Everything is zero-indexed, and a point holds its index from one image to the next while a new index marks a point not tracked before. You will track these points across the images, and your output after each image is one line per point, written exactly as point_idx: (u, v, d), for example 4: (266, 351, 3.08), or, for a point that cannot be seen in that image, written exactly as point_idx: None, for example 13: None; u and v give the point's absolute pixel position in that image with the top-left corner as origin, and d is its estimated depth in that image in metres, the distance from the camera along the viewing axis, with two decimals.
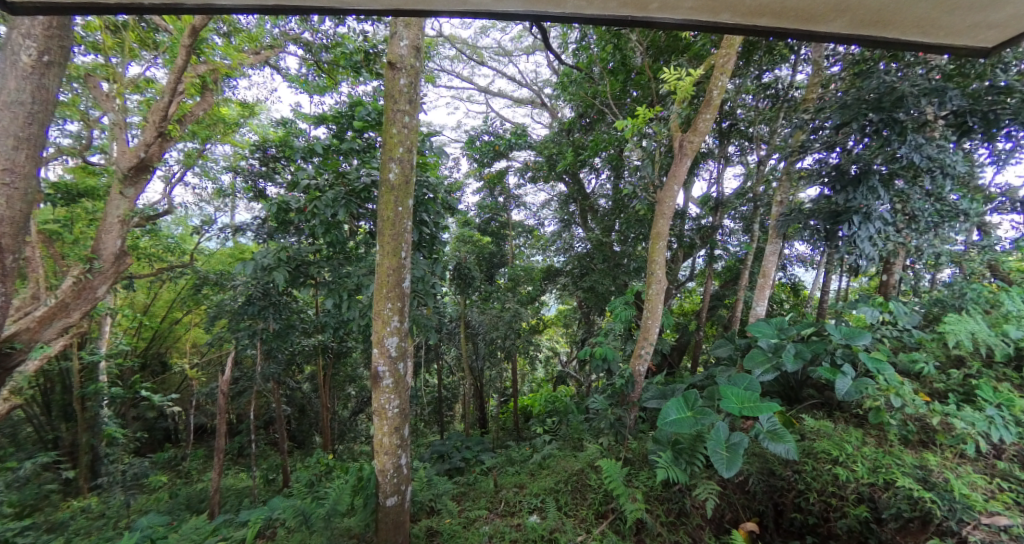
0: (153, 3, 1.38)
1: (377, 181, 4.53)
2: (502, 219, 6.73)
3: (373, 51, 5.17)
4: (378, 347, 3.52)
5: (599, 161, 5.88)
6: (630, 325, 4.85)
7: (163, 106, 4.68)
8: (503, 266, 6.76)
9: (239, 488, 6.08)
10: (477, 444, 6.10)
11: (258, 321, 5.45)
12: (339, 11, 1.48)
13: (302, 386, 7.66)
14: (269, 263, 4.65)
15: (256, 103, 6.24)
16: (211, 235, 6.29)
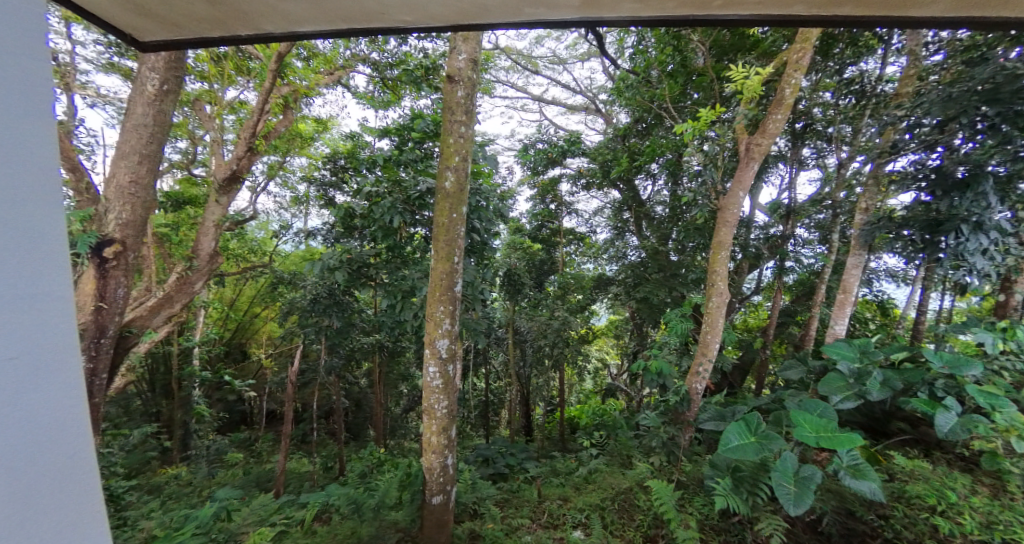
0: (249, 34, 1.55)
1: (433, 190, 4.59)
2: (553, 226, 6.63)
3: (436, 67, 5.29)
4: (431, 348, 3.51)
5: (656, 167, 5.65)
6: (686, 340, 4.55)
7: (253, 124, 4.96)
8: (553, 274, 6.65)
9: (296, 472, 6.33)
10: (521, 452, 6.02)
11: (323, 319, 5.70)
12: (401, 30, 1.51)
13: (358, 382, 8.00)
14: (333, 264, 4.80)
15: (329, 119, 6.51)
16: (287, 238, 6.69)
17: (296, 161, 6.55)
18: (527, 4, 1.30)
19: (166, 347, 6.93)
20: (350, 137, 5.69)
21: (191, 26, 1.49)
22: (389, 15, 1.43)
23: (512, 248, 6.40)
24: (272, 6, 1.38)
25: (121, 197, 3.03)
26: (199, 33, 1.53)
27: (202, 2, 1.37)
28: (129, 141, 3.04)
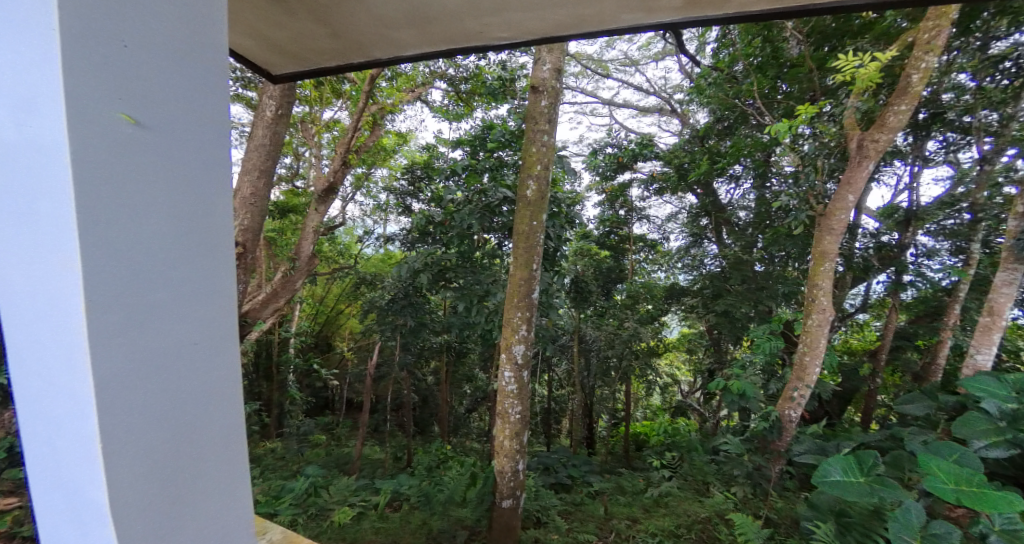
0: (361, 62, 1.91)
1: (512, 196, 4.55)
2: (620, 232, 6.37)
3: (511, 79, 5.34)
4: (507, 351, 3.44)
5: (739, 168, 5.23)
6: (774, 361, 4.15)
7: (348, 139, 5.17)
8: (621, 281, 6.31)
9: (370, 458, 6.55)
10: (584, 464, 5.78)
11: (399, 317, 5.92)
12: (491, 47, 1.77)
13: (425, 379, 7.77)
14: (418, 267, 4.93)
15: (409, 133, 6.64)
16: (370, 244, 6.93)
17: (381, 174, 6.82)
18: (626, 10, 1.44)
19: (268, 336, 7.61)
20: (427, 149, 5.91)
21: (316, 60, 1.85)
22: (482, 37, 1.69)
23: (577, 254, 6.17)
24: (384, 38, 1.70)
25: (244, 206, 3.16)
26: (321, 65, 1.90)
27: (326, 39, 1.70)
28: (251, 158, 3.20)
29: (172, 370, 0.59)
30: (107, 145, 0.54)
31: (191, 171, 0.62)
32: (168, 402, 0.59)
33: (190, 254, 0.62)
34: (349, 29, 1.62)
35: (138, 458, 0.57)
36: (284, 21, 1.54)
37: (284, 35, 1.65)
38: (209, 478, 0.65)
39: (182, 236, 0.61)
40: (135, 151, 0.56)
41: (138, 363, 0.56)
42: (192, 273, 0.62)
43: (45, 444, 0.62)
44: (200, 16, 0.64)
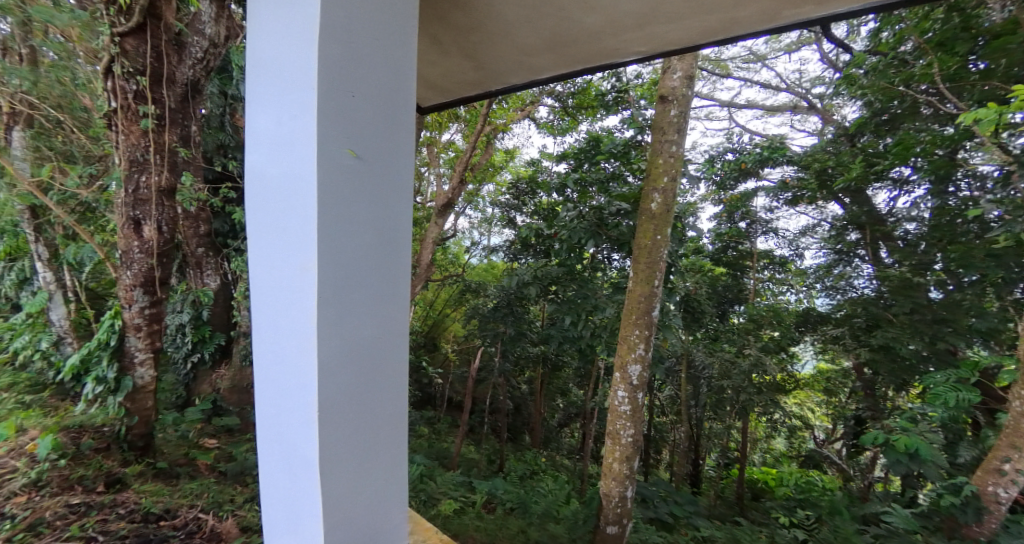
0: (500, 88, 2.42)
1: (630, 210, 4.17)
2: (740, 249, 5.71)
3: (621, 90, 4.79)
4: (624, 354, 3.45)
5: (897, 172, 4.21)
6: (964, 417, 3.30)
7: (467, 157, 5.29)
8: (740, 303, 5.68)
9: (467, 456, 6.26)
10: (688, 502, 5.10)
11: (499, 324, 5.88)
12: (617, 63, 2.07)
13: (520, 387, 7.42)
14: (527, 279, 4.87)
15: (516, 150, 6.61)
16: (474, 255, 6.97)
17: (488, 189, 6.63)
18: (786, 8, 1.56)
19: None
20: (532, 164, 5.81)
21: (462, 89, 2.43)
22: (620, 52, 1.97)
23: (689, 269, 5.58)
24: (525, 65, 2.13)
25: None
26: (467, 90, 2.47)
27: (470, 72, 2.23)
28: None
29: (358, 308, 0.96)
30: (339, 167, 0.92)
31: (386, 185, 1.00)
32: (358, 327, 0.96)
33: (384, 238, 1.00)
34: (492, 62, 2.09)
35: (339, 354, 0.93)
36: (443, 63, 2.12)
37: (445, 73, 2.25)
38: (373, 388, 1.00)
39: (379, 225, 0.99)
40: (357, 173, 0.95)
41: (345, 294, 0.94)
42: (375, 249, 0.98)
43: (279, 348, 1.01)
44: (399, 100, 1.04)
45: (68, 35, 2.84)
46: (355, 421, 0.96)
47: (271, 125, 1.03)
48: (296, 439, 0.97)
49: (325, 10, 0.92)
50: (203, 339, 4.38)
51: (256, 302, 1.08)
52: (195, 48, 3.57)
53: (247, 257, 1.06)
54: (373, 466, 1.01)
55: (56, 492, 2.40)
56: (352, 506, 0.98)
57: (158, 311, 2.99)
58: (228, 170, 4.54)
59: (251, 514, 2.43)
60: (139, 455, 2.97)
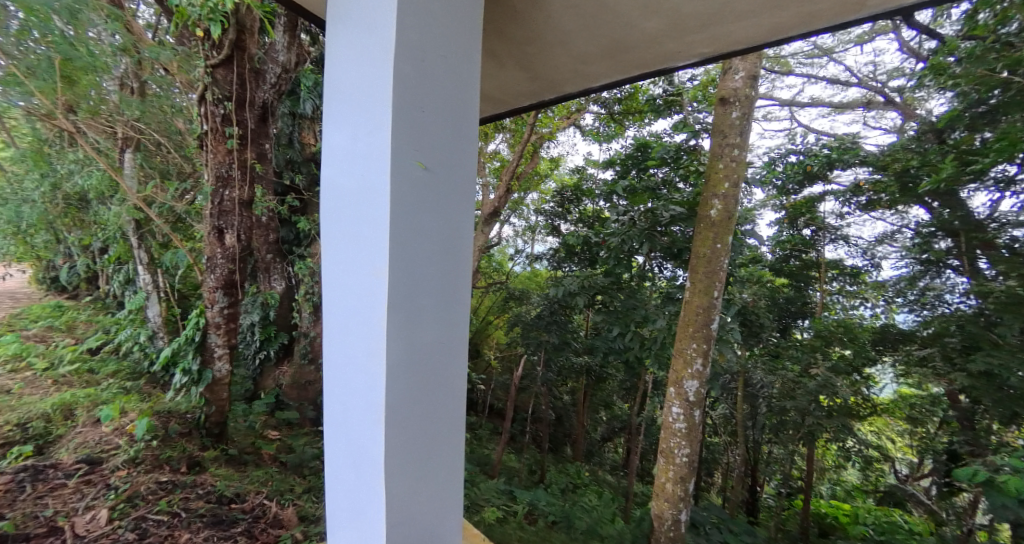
0: (551, 98, 2.40)
1: (684, 215, 4.04)
2: (804, 259, 5.35)
3: (673, 94, 4.67)
4: (679, 368, 3.35)
5: (999, 170, 3.71)
6: None
7: (512, 167, 5.63)
8: (805, 318, 5.34)
9: (508, 463, 6.14)
10: (743, 531, 4.81)
11: (543, 333, 5.86)
12: (675, 68, 2.00)
13: (562, 397, 7.02)
14: (573, 290, 4.72)
15: (560, 158, 6.46)
16: (518, 262, 6.71)
17: (532, 198, 6.60)
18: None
19: None
20: (576, 172, 5.76)
21: (515, 100, 2.43)
22: (680, 55, 1.89)
23: (747, 280, 5.32)
24: (579, 73, 2.08)
25: None
26: (520, 102, 2.47)
27: (522, 84, 2.23)
28: None
29: (421, 310, 1.02)
30: (407, 177, 0.99)
31: (449, 192, 1.05)
32: (421, 327, 1.01)
33: (447, 242, 1.05)
34: (544, 73, 2.07)
35: (402, 351, 0.99)
36: (495, 73, 2.12)
37: (496, 83, 2.24)
38: (435, 388, 1.04)
39: (442, 231, 1.05)
40: (423, 183, 1.02)
41: (410, 296, 1.00)
42: (439, 254, 1.04)
43: (350, 345, 1.09)
44: (465, 113, 1.09)
45: (170, 68, 3.38)
46: (417, 417, 1.02)
47: (348, 142, 1.12)
48: (363, 430, 1.03)
49: (398, 33, 0.99)
50: (270, 338, 4.66)
51: (332, 303, 1.17)
52: (270, 74, 3.78)
53: (327, 261, 1.17)
54: (431, 459, 1.05)
55: (149, 469, 2.90)
56: (412, 496, 1.04)
57: (235, 311, 3.30)
58: (295, 183, 4.82)
59: (307, 506, 2.98)
60: (215, 441, 3.34)
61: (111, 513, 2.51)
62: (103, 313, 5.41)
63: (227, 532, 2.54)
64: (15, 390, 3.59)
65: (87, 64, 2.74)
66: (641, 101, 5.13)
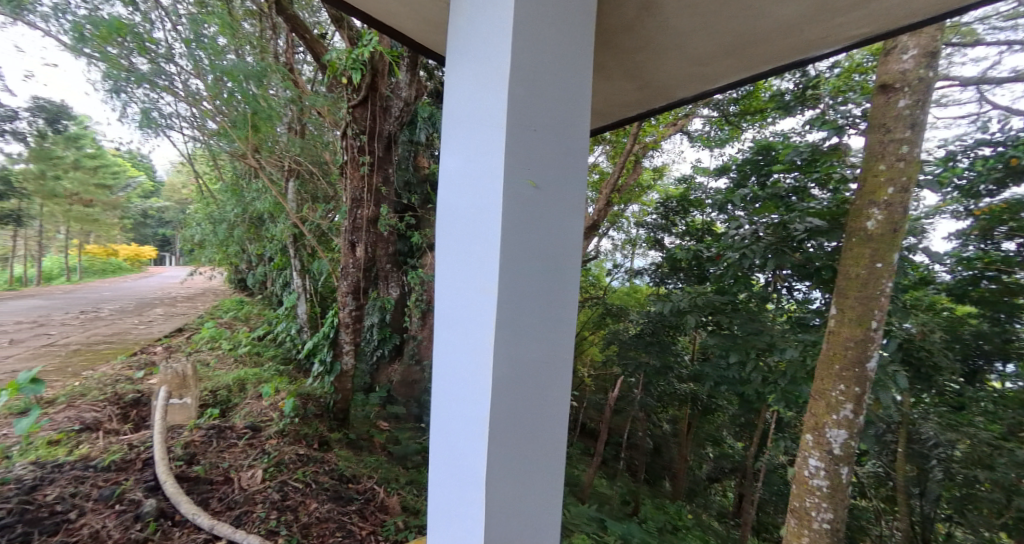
0: (665, 104, 2.35)
1: (824, 228, 3.60)
2: (1008, 281, 3.67)
3: (807, 89, 4.13)
4: (818, 411, 3.09)
5: None
6: None
7: (613, 179, 5.61)
8: (1008, 361, 3.82)
9: (598, 489, 5.56)
10: None
11: (643, 354, 5.63)
12: (812, 58, 1.88)
13: (662, 425, 6.33)
14: (683, 307, 4.52)
15: (665, 167, 6.09)
16: (616, 277, 6.18)
17: (632, 211, 6.26)
18: None
19: None
20: (685, 181, 5.58)
21: (626, 110, 2.43)
22: (822, 42, 1.76)
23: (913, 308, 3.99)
24: (698, 75, 2.04)
25: None
26: (631, 112, 2.47)
27: (633, 93, 2.23)
28: None
29: (527, 313, 1.12)
30: (519, 192, 1.11)
31: (557, 205, 1.15)
32: (526, 329, 1.11)
33: (554, 250, 1.14)
34: (658, 78, 2.06)
35: (507, 350, 1.10)
36: (604, 87, 2.15)
37: (605, 97, 2.27)
38: (538, 386, 1.13)
39: (551, 239, 1.14)
40: (532, 197, 1.12)
41: (517, 301, 1.11)
42: (545, 263, 1.13)
43: (455, 346, 1.22)
44: (571, 131, 1.17)
45: (323, 113, 4.11)
46: (521, 410, 1.11)
47: (461, 163, 1.27)
48: (466, 420, 1.15)
49: (512, 64, 1.12)
50: (386, 338, 5.12)
51: (441, 305, 1.31)
52: (394, 110, 4.11)
53: (440, 267, 1.32)
54: (535, 452, 1.13)
55: (291, 441, 3.31)
56: (517, 484, 1.12)
57: (361, 313, 3.72)
58: (411, 202, 5.26)
59: (408, 496, 3.18)
60: (339, 426, 3.74)
61: (264, 473, 2.94)
62: (268, 310, 6.46)
63: (345, 508, 2.84)
64: (211, 364, 4.58)
65: (258, 112, 3.87)
66: (763, 98, 4.88)
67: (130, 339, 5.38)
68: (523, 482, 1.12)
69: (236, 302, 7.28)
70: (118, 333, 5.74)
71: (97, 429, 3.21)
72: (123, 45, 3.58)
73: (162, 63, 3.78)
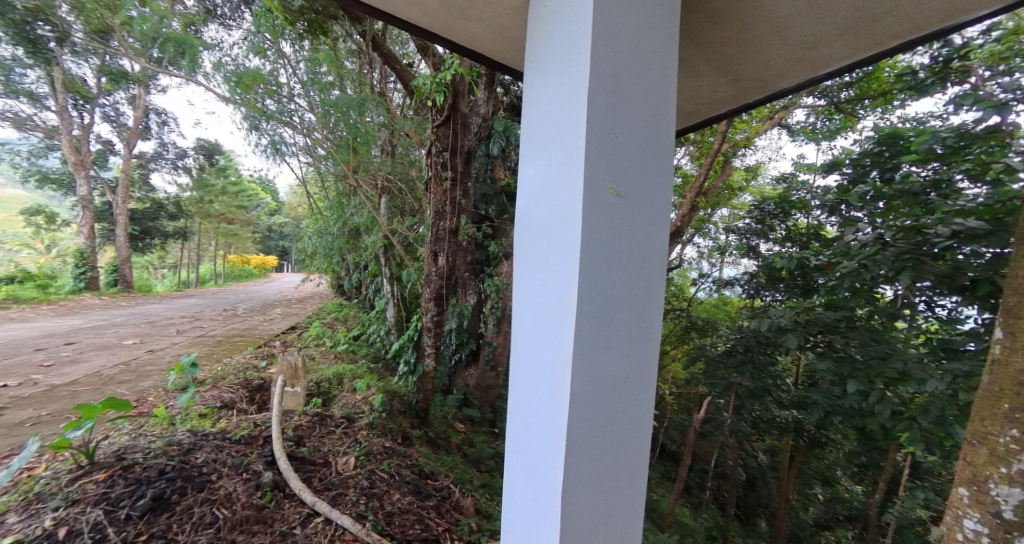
0: (767, 96, 2.36)
1: (983, 231, 2.88)
2: None
3: (951, 60, 3.42)
4: (975, 461, 2.17)
5: None
6: None
7: (699, 182, 5.37)
8: None
9: (682, 520, 5.09)
10: None
11: (734, 374, 4.92)
12: (941, 31, 1.88)
13: (758, 456, 5.81)
14: (785, 324, 3.97)
15: (759, 166, 5.82)
16: (701, 286, 5.77)
17: (721, 215, 5.96)
18: None
19: None
20: (784, 180, 4.94)
21: (722, 106, 2.45)
22: (957, 11, 1.76)
23: None
24: (803, 61, 2.05)
25: None
26: (727, 108, 2.49)
27: (732, 87, 2.27)
28: None
29: (604, 297, 1.33)
30: (599, 195, 1.32)
31: (642, 213, 1.37)
32: (603, 310, 1.33)
33: (640, 251, 1.37)
34: (763, 69, 2.11)
35: (586, 327, 1.32)
36: (697, 82, 2.21)
37: (695, 95, 2.33)
38: (613, 359, 1.35)
39: (637, 243, 1.37)
40: (611, 197, 1.33)
41: (595, 287, 1.32)
42: (620, 254, 1.34)
43: (537, 325, 1.43)
44: (645, 140, 1.37)
45: (410, 134, 4.45)
46: (598, 378, 1.33)
47: (541, 169, 1.47)
48: (548, 386, 1.37)
49: (591, 82, 1.32)
50: (463, 343, 5.31)
51: (522, 291, 1.52)
52: (473, 125, 4.24)
53: (521, 258, 1.53)
54: (623, 420, 1.37)
55: (379, 433, 3.50)
56: (610, 446, 1.36)
57: (440, 319, 3.90)
58: (488, 213, 5.44)
59: (481, 499, 3.27)
60: (419, 425, 3.93)
61: (356, 460, 3.11)
62: (362, 313, 7.00)
63: (424, 502, 2.96)
64: (315, 358, 5.07)
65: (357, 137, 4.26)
66: (887, 78, 4.16)
67: (255, 334, 6.14)
68: (615, 447, 1.36)
69: (337, 305, 7.99)
70: (248, 328, 6.57)
71: (231, 408, 3.56)
72: (259, 91, 4.16)
73: (285, 103, 4.30)
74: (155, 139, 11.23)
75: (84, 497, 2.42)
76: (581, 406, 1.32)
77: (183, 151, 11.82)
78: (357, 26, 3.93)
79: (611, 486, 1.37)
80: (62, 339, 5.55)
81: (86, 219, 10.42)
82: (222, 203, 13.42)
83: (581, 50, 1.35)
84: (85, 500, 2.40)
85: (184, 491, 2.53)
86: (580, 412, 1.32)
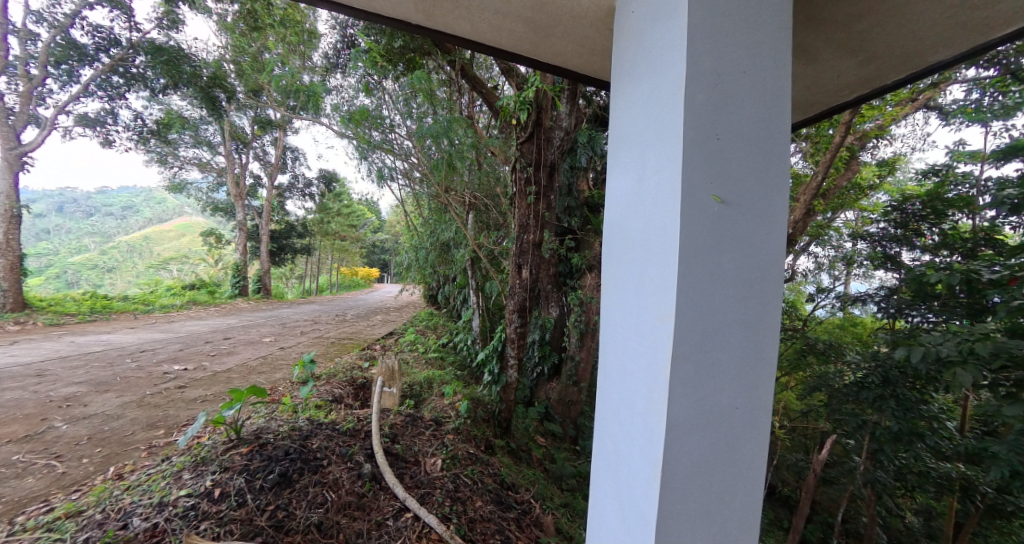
0: (912, 75, 2.19)
1: None
2: None
3: None
4: None
5: None
6: None
7: (816, 183, 4.96)
8: None
9: None
10: None
11: (871, 412, 3.95)
12: None
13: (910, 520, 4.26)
14: (951, 357, 3.19)
15: (899, 158, 5.01)
16: (821, 303, 5.03)
17: (845, 218, 5.35)
18: None
19: None
20: (935, 173, 4.15)
21: (853, 92, 2.30)
22: None
23: None
24: (958, 30, 1.90)
25: None
26: (861, 94, 2.33)
27: (867, 69, 2.14)
28: None
29: (705, 312, 1.28)
30: (701, 206, 1.27)
31: (747, 221, 1.31)
32: (704, 324, 1.28)
33: (747, 262, 1.31)
34: (910, 42, 1.97)
35: (685, 341, 1.27)
36: (820, 68, 2.14)
37: (819, 82, 2.24)
38: (716, 378, 1.29)
39: (744, 253, 1.31)
40: (714, 207, 1.28)
41: (697, 301, 1.28)
42: (723, 266, 1.29)
43: (630, 341, 1.41)
44: (748, 146, 1.32)
45: (497, 150, 4.61)
46: (699, 396, 1.28)
47: (634, 181, 1.45)
48: (643, 404, 1.34)
49: (687, 87, 1.29)
50: (545, 355, 5.33)
51: (612, 305, 1.50)
52: (557, 137, 4.00)
53: (613, 272, 1.52)
54: (731, 443, 1.31)
55: (465, 440, 3.61)
56: (715, 469, 1.30)
57: (524, 331, 3.94)
58: (571, 226, 5.47)
59: (561, 519, 3.25)
60: (501, 434, 4.00)
61: (443, 463, 3.23)
62: (451, 322, 7.31)
63: (505, 514, 3.00)
64: (410, 362, 5.37)
65: (452, 155, 4.51)
66: None
67: (362, 338, 6.68)
68: (721, 471, 1.30)
69: (429, 315, 8.44)
70: (356, 332, 7.17)
71: (340, 402, 3.89)
72: (367, 125, 4.62)
73: (387, 134, 4.76)
74: (290, 171, 12.74)
75: (233, 465, 2.78)
76: (685, 429, 1.28)
77: (310, 181, 13.24)
78: (447, 57, 4.18)
79: (718, 516, 1.31)
80: (221, 334, 6.50)
81: (241, 238, 11.94)
82: (338, 223, 14.84)
83: (676, 55, 1.32)
84: (233, 468, 2.77)
85: (303, 472, 2.79)
86: (684, 435, 1.28)
